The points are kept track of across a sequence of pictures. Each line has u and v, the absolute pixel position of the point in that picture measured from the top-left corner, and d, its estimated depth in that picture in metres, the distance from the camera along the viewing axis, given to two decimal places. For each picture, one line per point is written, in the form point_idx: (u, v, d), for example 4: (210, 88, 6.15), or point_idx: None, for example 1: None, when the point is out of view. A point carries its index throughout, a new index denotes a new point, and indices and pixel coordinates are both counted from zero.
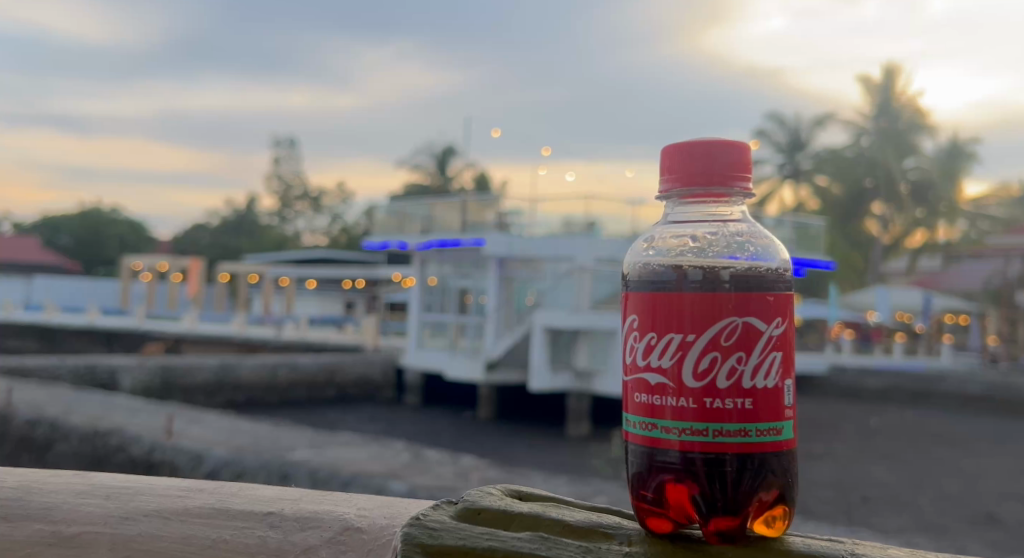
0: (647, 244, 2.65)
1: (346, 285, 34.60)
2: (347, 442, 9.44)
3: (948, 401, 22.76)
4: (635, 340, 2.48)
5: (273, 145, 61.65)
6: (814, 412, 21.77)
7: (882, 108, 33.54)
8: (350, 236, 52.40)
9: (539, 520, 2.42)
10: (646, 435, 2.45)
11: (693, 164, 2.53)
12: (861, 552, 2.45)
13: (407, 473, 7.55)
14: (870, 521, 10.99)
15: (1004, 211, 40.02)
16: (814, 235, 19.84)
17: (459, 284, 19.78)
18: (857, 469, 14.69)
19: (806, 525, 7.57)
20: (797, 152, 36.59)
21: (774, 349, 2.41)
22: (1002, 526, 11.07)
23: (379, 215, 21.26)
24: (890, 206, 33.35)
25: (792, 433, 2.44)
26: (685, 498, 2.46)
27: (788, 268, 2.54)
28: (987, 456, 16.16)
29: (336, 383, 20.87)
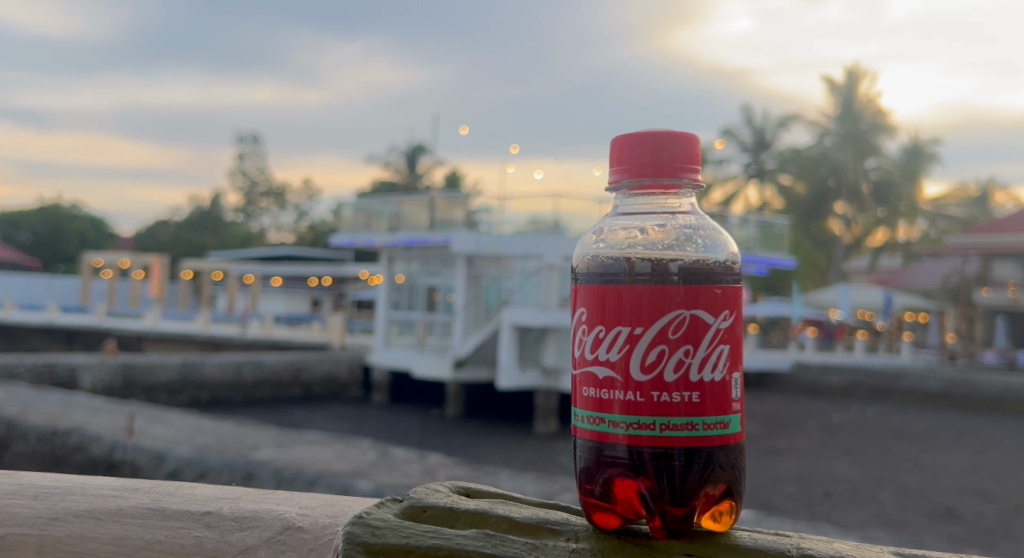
0: (596, 237, 2.63)
1: (311, 283, 34.27)
2: (314, 441, 9.31)
3: (909, 397, 22.97)
4: (584, 333, 2.45)
5: (239, 140, 60.95)
6: (778, 409, 21.89)
7: (845, 109, 33.77)
8: (316, 233, 51.80)
9: (485, 517, 2.39)
10: (593, 430, 2.42)
11: (643, 155, 2.52)
12: (808, 545, 2.41)
13: (374, 473, 7.47)
14: (832, 516, 11.06)
15: (963, 211, 40.59)
16: (778, 234, 19.86)
17: (427, 282, 19.65)
18: (820, 464, 14.82)
19: (772, 521, 7.60)
20: (763, 151, 36.69)
21: (721, 342, 2.39)
22: (961, 520, 11.20)
23: (345, 213, 21.15)
24: (853, 206, 33.64)
25: (738, 426, 2.42)
26: (633, 493, 2.44)
27: (737, 261, 2.52)
28: (945, 452, 16.38)
29: (302, 381, 20.67)
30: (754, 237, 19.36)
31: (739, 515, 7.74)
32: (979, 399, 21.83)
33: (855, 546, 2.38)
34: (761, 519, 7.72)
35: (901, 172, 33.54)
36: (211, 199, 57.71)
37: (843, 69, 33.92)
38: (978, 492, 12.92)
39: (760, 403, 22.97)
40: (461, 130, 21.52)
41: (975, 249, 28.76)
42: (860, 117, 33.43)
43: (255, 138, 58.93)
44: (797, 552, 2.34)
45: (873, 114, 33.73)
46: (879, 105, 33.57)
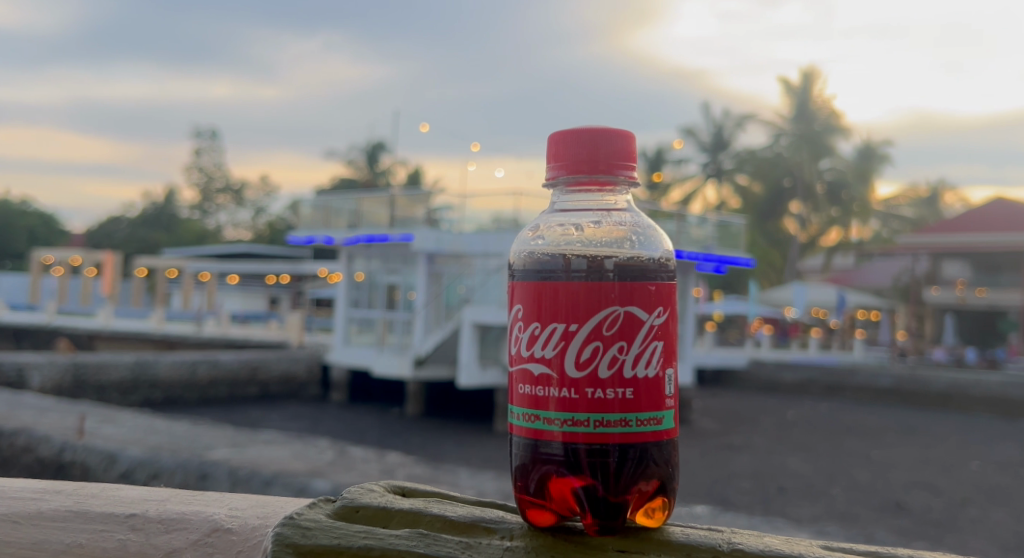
0: (533, 233, 2.62)
1: (268, 281, 33.93)
2: (270, 441, 9.23)
3: (860, 393, 23.32)
4: (519, 330, 2.44)
5: (196, 135, 59.97)
6: (733, 406, 22.09)
7: (800, 109, 34.05)
8: (273, 230, 51.22)
9: (419, 516, 2.37)
10: (529, 427, 2.41)
11: (579, 150, 2.52)
12: (740, 539, 2.41)
13: (330, 473, 7.41)
14: (786, 512, 11.17)
15: (913, 212, 41.26)
16: (735, 233, 19.49)
17: (387, 280, 19.54)
18: (775, 460, 14.97)
19: (728, 518, 7.65)
20: (720, 151, 36.86)
21: (654, 339, 2.40)
22: (909, 513, 11.39)
23: (304, 210, 20.91)
24: (808, 206, 34.09)
25: (672, 422, 2.43)
26: (568, 491, 2.44)
27: (672, 258, 2.53)
28: (895, 447, 16.63)
29: (258, 381, 20.47)
30: (712, 236, 18.84)
31: (694, 512, 7.78)
32: (928, 396, 22.18)
33: (785, 540, 2.39)
34: (715, 515, 7.76)
35: (855, 172, 33.74)
36: (166, 195, 56.81)
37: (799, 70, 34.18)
38: (927, 486, 13.13)
39: (717, 399, 23.16)
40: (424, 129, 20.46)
41: (925, 248, 29.23)
42: (815, 117, 33.77)
43: (212, 134, 58.08)
44: (728, 547, 2.35)
45: (827, 115, 33.98)
46: (833, 107, 33.87)
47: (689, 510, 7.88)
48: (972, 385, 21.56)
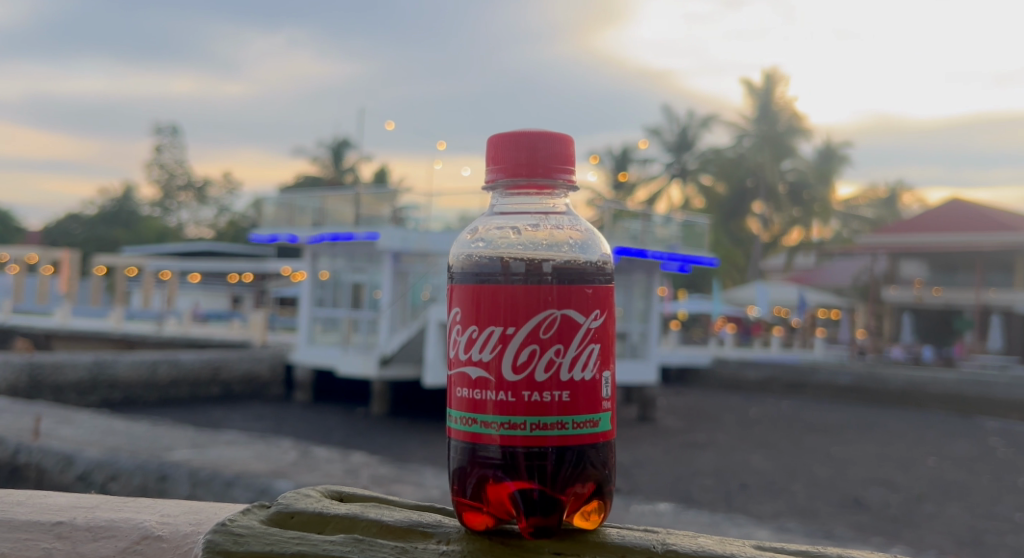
0: (473, 235, 2.60)
1: (231, 280, 33.56)
2: (233, 443, 9.12)
3: (821, 391, 23.62)
4: (458, 332, 2.44)
5: (156, 132, 58.89)
6: (697, 404, 22.24)
7: (762, 111, 34.55)
8: (236, 229, 50.61)
9: (354, 521, 2.36)
10: (467, 431, 2.41)
11: (518, 154, 2.52)
12: (674, 540, 2.42)
13: (294, 475, 7.35)
14: (748, 508, 11.26)
15: (872, 212, 41.91)
16: (700, 233, 18.98)
17: (352, 279, 19.02)
18: (737, 457, 15.11)
19: (691, 515, 7.71)
20: (685, 152, 36.59)
21: (592, 341, 2.40)
22: (868, 509, 11.54)
23: (267, 208, 20.05)
24: (770, 206, 34.48)
25: (609, 424, 2.44)
26: (504, 495, 2.44)
27: (609, 261, 2.54)
28: (854, 444, 16.86)
29: (221, 381, 20.15)
30: (676, 235, 18.43)
31: (658, 509, 7.83)
32: (886, 393, 22.49)
33: (719, 541, 2.41)
34: (679, 512, 7.82)
35: (816, 172, 34.42)
36: (125, 192, 55.85)
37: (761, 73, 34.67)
38: (884, 482, 13.31)
39: (681, 397, 23.29)
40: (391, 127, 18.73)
41: (884, 247, 29.70)
42: (777, 119, 34.33)
43: (173, 130, 57.23)
44: (663, 548, 2.36)
45: (789, 117, 34.54)
46: (795, 109, 34.56)
47: (653, 507, 7.94)
48: (928, 382, 21.92)
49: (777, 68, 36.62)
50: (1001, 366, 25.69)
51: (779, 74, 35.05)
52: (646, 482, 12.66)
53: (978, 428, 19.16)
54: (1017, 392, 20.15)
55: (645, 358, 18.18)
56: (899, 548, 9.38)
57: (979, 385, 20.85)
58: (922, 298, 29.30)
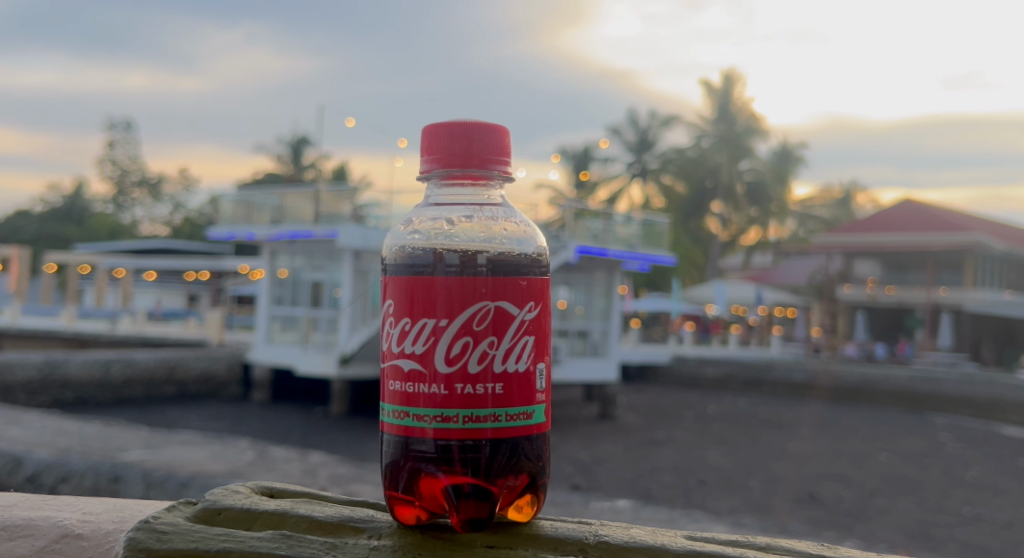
0: (407, 227, 2.54)
1: (187, 278, 33.11)
2: (189, 445, 8.97)
3: (778, 388, 23.94)
4: (391, 326, 2.40)
5: (109, 127, 57.53)
6: (657, 401, 22.38)
7: (721, 112, 34.68)
8: (191, 226, 49.73)
9: (284, 517, 2.32)
10: (399, 424, 2.37)
11: (451, 144, 2.47)
12: (607, 532, 2.42)
13: (251, 478, 7.25)
14: (706, 504, 11.34)
15: (826, 213, 42.54)
16: (660, 232, 18.82)
17: (311, 277, 18.48)
18: (695, 453, 15.21)
19: (650, 511, 7.83)
20: (645, 151, 36.91)
21: (526, 334, 2.38)
22: (822, 504, 11.67)
23: (224, 205, 19.24)
24: (728, 206, 34.70)
25: (544, 416, 2.42)
26: (437, 490, 2.41)
27: (545, 253, 2.50)
28: (809, 439, 17.07)
29: (176, 380, 19.74)
30: (636, 235, 18.37)
31: (616, 506, 7.95)
32: (841, 390, 22.86)
33: (651, 531, 2.42)
34: (638, 510, 7.87)
35: (773, 173, 34.72)
36: (76, 189, 54.62)
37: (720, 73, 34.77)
38: (838, 477, 13.50)
39: (641, 395, 23.39)
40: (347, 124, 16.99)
41: (838, 246, 30.10)
42: (735, 120, 34.51)
43: (126, 125, 56.01)
44: (595, 539, 2.36)
45: (747, 117, 34.69)
46: (753, 110, 34.72)
47: (612, 504, 8.08)
48: (882, 379, 22.29)
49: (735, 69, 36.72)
50: (951, 363, 26.17)
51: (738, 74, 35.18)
52: (606, 479, 12.70)
53: (928, 423, 19.53)
54: (965, 389, 20.61)
55: (606, 356, 18.25)
56: (853, 542, 9.52)
57: (930, 382, 21.28)
58: (875, 297, 29.80)
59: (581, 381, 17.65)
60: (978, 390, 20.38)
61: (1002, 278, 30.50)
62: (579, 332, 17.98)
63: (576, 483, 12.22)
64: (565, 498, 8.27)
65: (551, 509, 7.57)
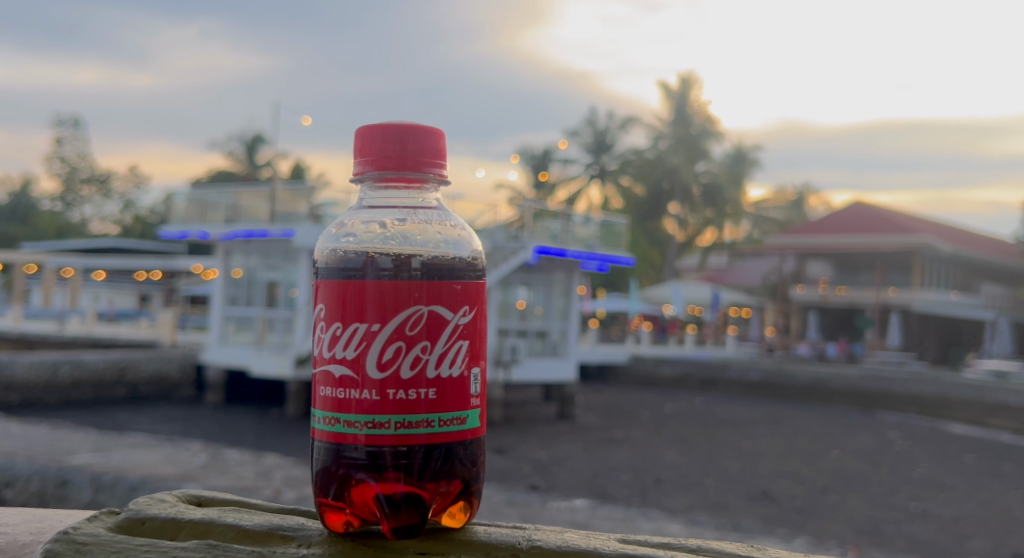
0: (339, 230, 2.49)
1: (137, 279, 32.53)
2: (142, 448, 8.82)
3: (733, 387, 24.23)
4: (321, 330, 2.35)
5: (56, 124, 56.35)
6: (613, 400, 22.48)
7: (677, 114, 34.87)
8: (142, 225, 48.84)
9: (210, 527, 2.27)
10: (330, 431, 2.33)
11: (385, 146, 2.42)
12: (541, 537, 2.40)
13: (204, 480, 7.17)
14: (662, 502, 11.41)
15: (780, 215, 43.09)
16: (618, 233, 18.95)
17: (267, 277, 18.12)
18: (650, 452, 15.30)
19: (607, 510, 7.97)
20: (603, 153, 37.01)
21: (460, 338, 2.35)
22: (775, 501, 11.80)
23: (177, 203, 18.86)
24: (685, 207, 34.96)
25: (478, 421, 2.39)
26: (369, 497, 2.37)
27: (481, 257, 2.47)
28: (762, 437, 17.27)
29: (127, 382, 19.33)
30: (594, 235, 18.36)
31: (574, 505, 8.04)
32: (793, 389, 23.19)
33: (584, 536, 2.41)
34: (595, 510, 7.93)
35: (728, 175, 34.98)
36: (23, 186, 53.33)
37: (677, 75, 34.96)
38: (790, 475, 13.66)
39: (599, 394, 23.47)
40: (306, 122, 16.61)
41: (792, 248, 30.44)
42: (691, 122, 34.72)
43: (75, 121, 54.79)
44: (528, 544, 2.35)
45: (703, 120, 34.90)
46: (709, 113, 35.09)
47: (568, 504, 8.14)
48: (832, 379, 22.65)
49: (692, 71, 36.88)
50: (900, 362, 26.61)
51: (694, 77, 35.36)
52: (563, 478, 12.72)
53: (877, 421, 19.85)
54: (913, 387, 21.00)
55: (566, 356, 18.30)
56: (805, 538, 9.64)
57: (878, 381, 21.68)
58: (827, 298, 30.26)
59: (540, 380, 17.58)
60: (925, 388, 20.73)
61: (949, 279, 31.15)
62: (538, 332, 17.99)
63: (534, 483, 12.23)
64: (522, 498, 8.29)
65: (509, 509, 7.58)
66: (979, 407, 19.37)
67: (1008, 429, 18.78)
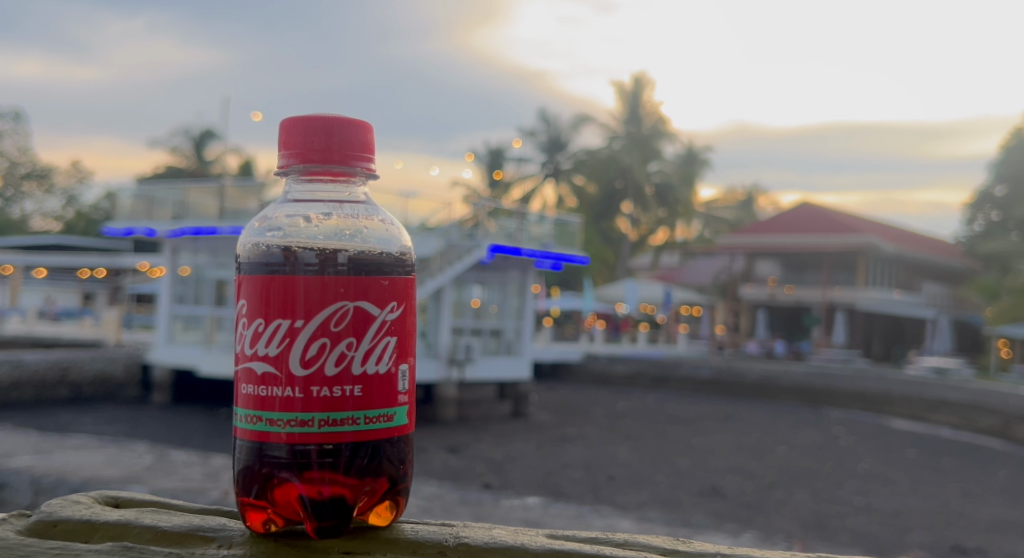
0: (262, 224, 2.43)
1: (80, 276, 31.85)
2: (86, 451, 8.62)
3: (684, 384, 24.50)
4: (243, 327, 2.29)
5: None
6: (566, 398, 22.54)
7: (631, 114, 35.05)
8: (86, 222, 47.65)
9: (126, 529, 2.22)
10: (253, 430, 2.27)
11: (310, 139, 2.34)
12: (469, 533, 2.38)
13: (153, 482, 7.06)
14: (614, 499, 11.45)
15: (730, 215, 43.63)
16: (572, 232, 19.01)
17: (216, 275, 17.77)
18: (602, 449, 15.36)
19: (559, 508, 8.01)
20: (558, 152, 37.16)
21: (387, 334, 2.30)
22: (725, 496, 11.90)
23: (123, 200, 18.52)
24: (637, 207, 35.16)
25: (406, 418, 2.35)
26: (293, 497, 2.32)
27: (409, 252, 2.43)
28: (712, 434, 17.45)
29: (69, 382, 18.85)
30: (549, 234, 18.38)
31: (528, 504, 8.10)
32: (743, 387, 23.56)
33: (513, 532, 2.39)
34: (548, 509, 7.95)
35: (680, 175, 35.24)
36: None
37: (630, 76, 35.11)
38: (739, 471, 13.80)
39: (552, 393, 23.55)
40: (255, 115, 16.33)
41: (743, 247, 30.84)
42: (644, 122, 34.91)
43: (17, 116, 53.23)
44: (454, 540, 2.33)
45: (655, 120, 35.11)
46: (661, 114, 35.28)
47: (520, 502, 8.17)
48: (779, 376, 23.00)
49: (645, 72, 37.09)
50: (845, 360, 27.02)
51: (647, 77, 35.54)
52: (516, 476, 12.72)
53: (823, 417, 20.15)
54: (857, 383, 21.33)
55: (520, 354, 18.38)
56: (752, 532, 9.73)
57: (824, 378, 22.04)
58: (775, 296, 30.76)
59: (494, 379, 17.51)
60: (869, 384, 21.06)
61: (892, 278, 31.79)
62: (493, 331, 18.01)
63: (487, 480, 12.22)
64: (474, 496, 8.29)
65: (462, 508, 7.56)
66: (921, 402, 19.64)
67: (948, 423, 18.91)
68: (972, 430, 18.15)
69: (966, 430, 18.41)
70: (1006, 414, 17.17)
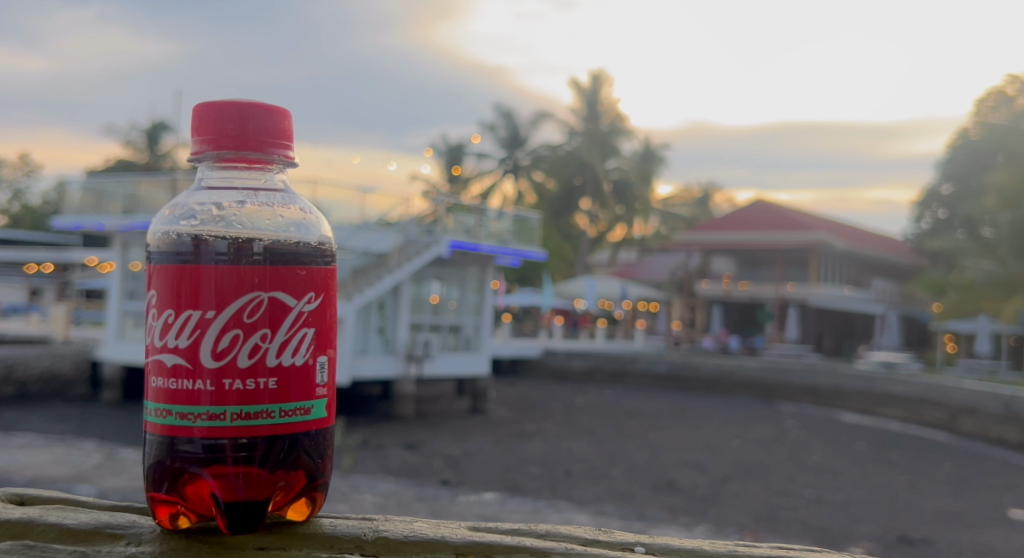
0: (174, 211, 2.26)
1: (28, 273, 31.13)
2: (38, 452, 8.39)
3: (641, 379, 24.91)
4: (153, 318, 2.12)
5: None
6: (525, 394, 22.55)
7: (588, 110, 35.15)
8: (34, 217, 46.47)
9: (29, 527, 2.15)
10: (162, 424, 2.11)
11: (221, 124, 2.14)
12: (388, 528, 2.31)
13: (110, 483, 6.86)
14: (572, 493, 11.46)
15: (687, 212, 44.04)
16: (531, 229, 18.99)
17: None
18: (559, 444, 15.38)
19: (516, 504, 8.16)
20: (517, 148, 37.17)
21: (304, 326, 2.14)
22: (680, 490, 11.99)
23: (72, 193, 18.16)
24: (595, 203, 35.33)
25: (325, 411, 2.21)
26: (204, 493, 2.19)
27: (329, 243, 2.28)
28: (668, 428, 17.58)
29: (16, 380, 18.34)
30: (508, 230, 18.33)
31: (484, 499, 8.33)
32: (697, 380, 23.99)
33: (433, 524, 2.34)
34: (505, 507, 7.92)
35: (637, 172, 35.50)
36: None
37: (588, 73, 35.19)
38: (693, 464, 13.91)
39: (510, 388, 23.58)
40: None
41: (698, 243, 31.15)
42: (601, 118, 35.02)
43: None
44: (373, 535, 2.25)
45: (613, 117, 35.28)
46: (619, 111, 35.41)
47: (478, 499, 8.24)
48: (734, 370, 23.30)
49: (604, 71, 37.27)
50: (798, 355, 27.27)
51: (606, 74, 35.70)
52: (473, 472, 12.68)
53: (775, 411, 20.41)
54: (809, 377, 21.62)
55: (479, 350, 18.37)
56: (705, 525, 9.81)
57: (778, 373, 22.33)
58: (730, 292, 31.13)
59: (453, 374, 17.54)
60: (820, 379, 21.36)
61: (843, 274, 32.42)
62: (452, 327, 17.88)
63: (444, 477, 12.17)
64: (431, 492, 8.26)
65: (422, 505, 7.50)
66: (871, 396, 19.96)
67: (897, 417, 19.26)
68: (919, 423, 18.50)
69: (914, 423, 18.74)
70: (951, 408, 17.53)
